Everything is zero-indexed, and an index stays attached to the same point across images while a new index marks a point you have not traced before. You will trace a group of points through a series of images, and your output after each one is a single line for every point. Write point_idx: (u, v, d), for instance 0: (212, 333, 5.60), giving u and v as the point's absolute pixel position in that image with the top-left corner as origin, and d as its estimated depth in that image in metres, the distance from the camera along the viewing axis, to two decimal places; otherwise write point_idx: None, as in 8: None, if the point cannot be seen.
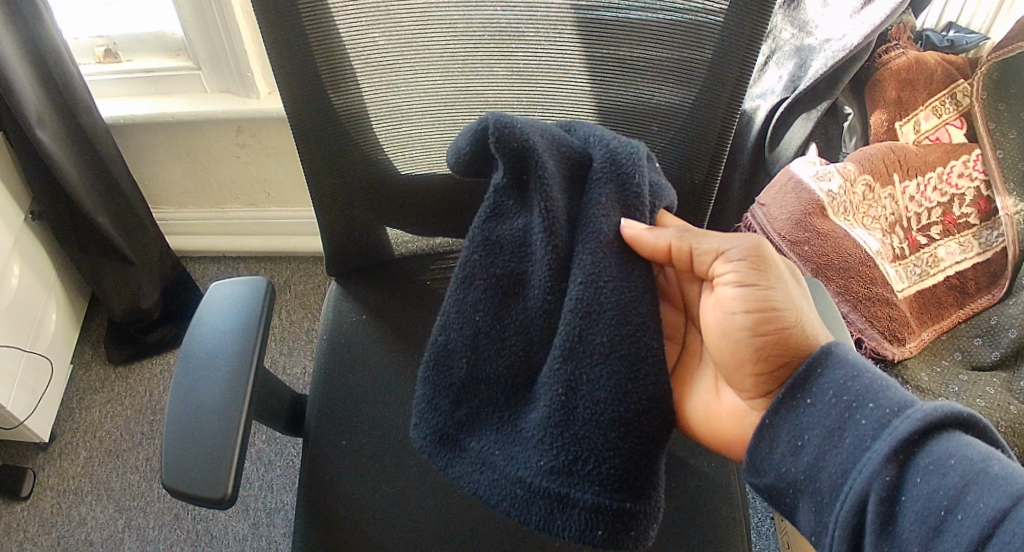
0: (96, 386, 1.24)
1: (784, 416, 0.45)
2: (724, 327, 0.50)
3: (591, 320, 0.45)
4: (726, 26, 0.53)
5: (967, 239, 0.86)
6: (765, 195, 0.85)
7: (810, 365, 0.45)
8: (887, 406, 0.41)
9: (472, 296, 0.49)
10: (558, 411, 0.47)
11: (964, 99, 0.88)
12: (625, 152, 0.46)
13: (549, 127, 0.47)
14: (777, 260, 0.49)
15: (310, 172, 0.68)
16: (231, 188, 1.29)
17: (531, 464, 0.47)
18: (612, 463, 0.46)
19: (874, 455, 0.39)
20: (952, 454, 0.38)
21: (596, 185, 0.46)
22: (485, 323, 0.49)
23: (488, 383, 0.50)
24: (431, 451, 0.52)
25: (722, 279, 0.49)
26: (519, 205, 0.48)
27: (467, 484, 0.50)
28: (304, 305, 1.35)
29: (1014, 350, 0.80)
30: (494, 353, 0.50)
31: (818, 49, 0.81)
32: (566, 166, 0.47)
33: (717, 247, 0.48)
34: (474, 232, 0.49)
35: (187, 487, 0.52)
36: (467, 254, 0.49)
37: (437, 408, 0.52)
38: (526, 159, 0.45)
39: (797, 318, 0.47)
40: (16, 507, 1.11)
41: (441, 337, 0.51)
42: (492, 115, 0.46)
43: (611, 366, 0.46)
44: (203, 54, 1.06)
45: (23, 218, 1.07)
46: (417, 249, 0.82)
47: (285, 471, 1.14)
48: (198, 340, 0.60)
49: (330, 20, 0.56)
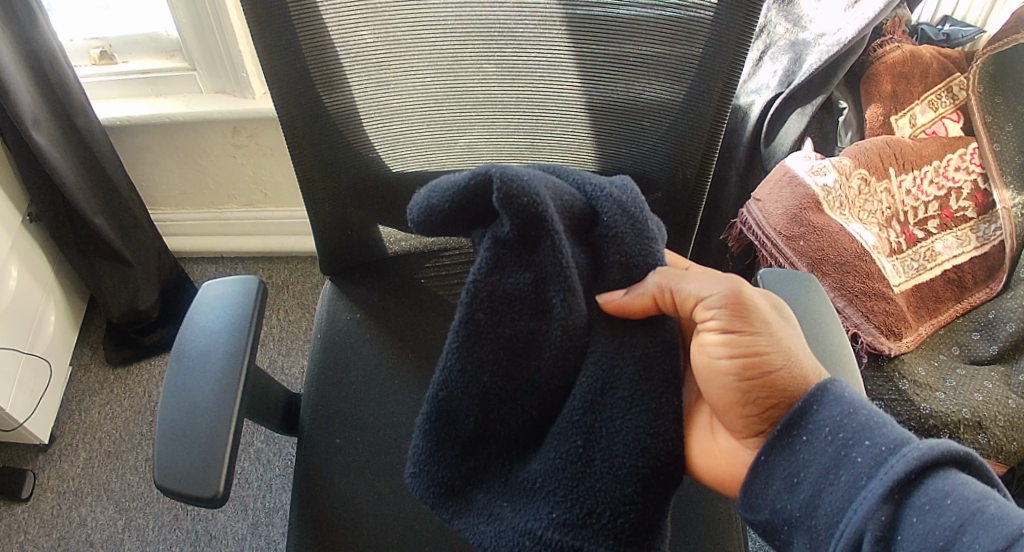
0: (95, 387, 1.24)
1: (779, 453, 0.44)
2: (710, 371, 0.48)
3: (614, 375, 0.45)
4: (715, 21, 0.53)
5: (965, 233, 0.86)
6: (760, 190, 0.83)
7: (805, 402, 0.44)
8: (883, 444, 0.40)
9: (478, 355, 0.46)
10: (574, 463, 0.46)
11: (961, 92, 0.87)
12: (629, 197, 0.46)
13: (546, 176, 0.45)
14: (761, 302, 0.48)
15: (303, 175, 0.68)
16: (228, 189, 1.29)
17: (542, 515, 0.47)
18: (627, 518, 0.45)
19: (870, 494, 0.39)
20: (947, 495, 0.38)
21: (614, 239, 0.45)
22: (494, 384, 0.47)
23: (499, 437, 0.50)
24: (433, 504, 0.51)
25: (706, 325, 0.47)
26: (524, 263, 0.44)
27: (472, 536, 0.50)
28: (302, 305, 1.35)
29: (1013, 344, 0.80)
30: (502, 410, 0.49)
31: (813, 44, 0.81)
32: (571, 218, 0.45)
33: (697, 293, 0.46)
34: (473, 287, 0.45)
35: (178, 485, 0.52)
36: (467, 312, 0.46)
37: (439, 460, 0.50)
38: (540, 217, 0.42)
39: (784, 360, 0.46)
40: (16, 509, 1.11)
41: (441, 393, 0.48)
42: (495, 167, 0.41)
43: (634, 421, 0.45)
44: (198, 55, 1.06)
45: (21, 220, 1.07)
46: (410, 247, 0.82)
47: (284, 470, 1.14)
48: (190, 338, 0.60)
49: (319, 19, 0.56)
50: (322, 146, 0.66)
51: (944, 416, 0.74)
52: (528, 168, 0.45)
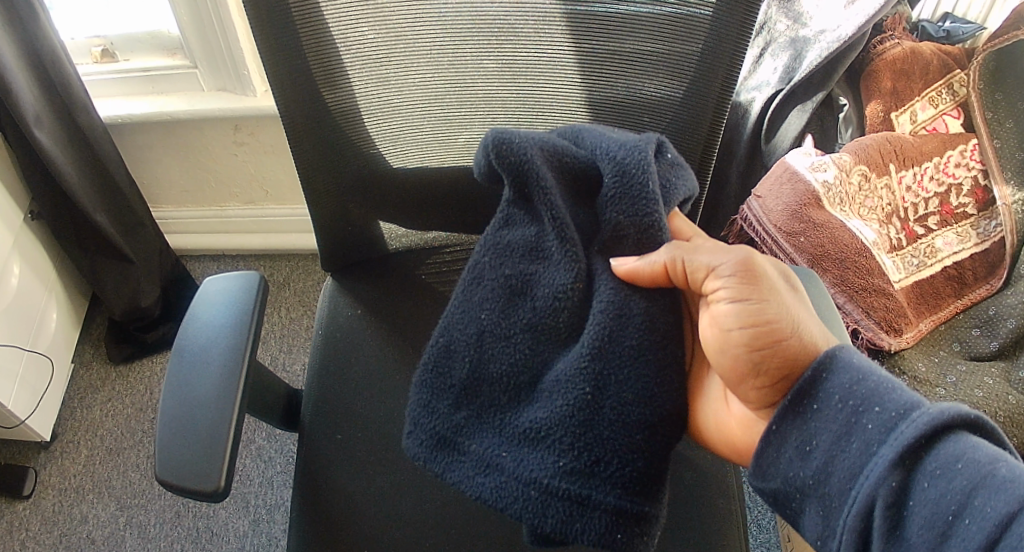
0: (97, 384, 1.25)
1: (792, 422, 0.43)
2: (720, 342, 0.48)
3: (622, 323, 0.46)
4: (715, 19, 0.53)
5: (964, 229, 0.85)
6: (761, 187, 0.84)
7: (814, 372, 0.43)
8: (893, 408, 0.40)
9: (479, 295, 0.51)
10: (581, 410, 0.46)
11: (961, 89, 0.87)
12: (633, 159, 0.46)
13: (551, 138, 0.50)
14: (770, 270, 0.48)
15: (300, 162, 0.67)
16: (230, 186, 1.30)
17: (547, 464, 0.46)
18: (634, 466, 0.45)
19: (881, 460, 0.39)
20: (959, 458, 0.37)
21: (611, 200, 0.47)
22: (491, 321, 0.50)
23: (491, 382, 0.50)
24: (426, 457, 0.51)
25: (716, 296, 0.47)
26: (529, 217, 0.51)
27: (469, 487, 0.49)
28: (303, 302, 1.36)
29: (1013, 340, 0.79)
30: (497, 351, 0.50)
31: (813, 40, 0.81)
32: (570, 176, 0.50)
33: (707, 263, 0.46)
34: (487, 238, 0.52)
35: (176, 480, 0.52)
36: (478, 257, 0.52)
37: (435, 411, 0.51)
38: (525, 173, 0.48)
39: (794, 327, 0.45)
40: (17, 506, 1.11)
41: (443, 338, 0.52)
42: (490, 133, 0.49)
43: (642, 369, 0.45)
44: (200, 54, 1.06)
45: (23, 218, 1.07)
46: (412, 243, 0.82)
47: (285, 468, 1.14)
48: (193, 333, 0.61)
49: (320, 16, 0.57)
50: (322, 143, 0.66)
51: None
52: (535, 132, 0.51)
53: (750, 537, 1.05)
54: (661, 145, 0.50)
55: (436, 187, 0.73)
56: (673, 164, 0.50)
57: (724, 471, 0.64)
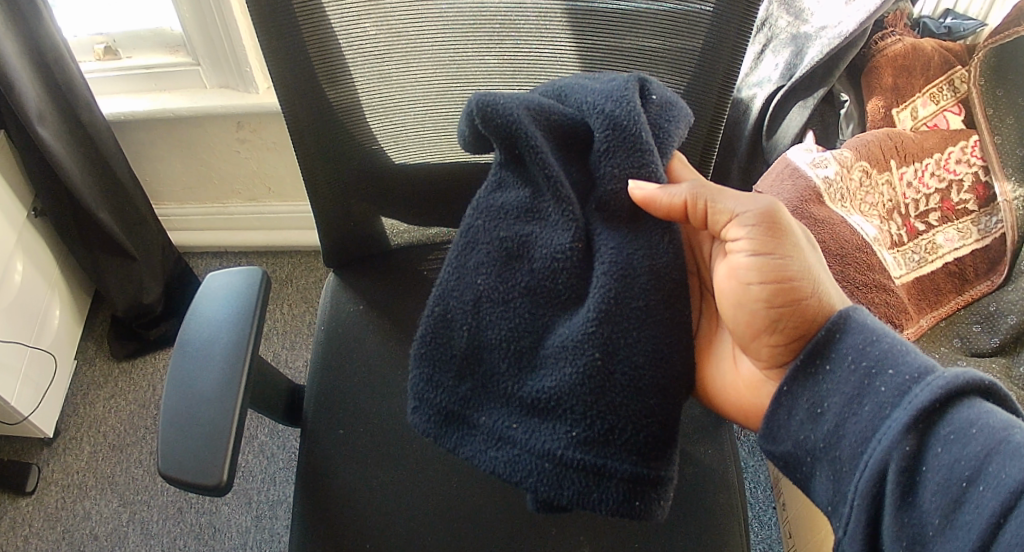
0: (99, 381, 1.25)
1: (803, 384, 0.44)
2: (738, 297, 0.49)
3: (628, 285, 0.46)
4: (715, 15, 0.53)
5: (966, 226, 0.84)
6: (763, 183, 0.84)
7: (831, 328, 0.44)
8: (906, 373, 0.40)
9: (474, 260, 0.51)
10: (592, 378, 0.46)
11: (962, 85, 0.87)
12: (623, 111, 0.47)
13: (537, 98, 0.50)
14: (794, 226, 0.48)
15: (305, 161, 0.68)
16: (233, 184, 1.30)
17: (560, 435, 0.47)
18: (649, 432, 0.46)
19: (895, 424, 0.38)
20: (974, 423, 0.37)
21: (606, 155, 0.48)
22: (488, 286, 0.50)
23: (491, 349, 0.50)
24: (436, 433, 0.51)
25: (735, 246, 0.48)
26: (521, 181, 0.51)
27: (481, 462, 0.49)
28: (305, 298, 1.36)
29: (1014, 336, 0.80)
30: (497, 316, 0.50)
31: (815, 37, 0.80)
32: (558, 137, 0.50)
33: (732, 209, 0.47)
34: (478, 202, 0.53)
35: (180, 474, 0.52)
36: (471, 221, 0.52)
37: (438, 385, 0.51)
38: (515, 135, 0.48)
39: (813, 288, 0.46)
40: (21, 502, 1.12)
41: (439, 308, 0.51)
42: (475, 97, 0.48)
43: (650, 331, 0.46)
44: (203, 52, 1.07)
45: (25, 214, 1.07)
46: (413, 239, 0.83)
47: (287, 464, 1.15)
48: (196, 328, 0.61)
49: (323, 15, 0.57)
50: (326, 141, 0.66)
51: None
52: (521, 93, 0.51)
53: (751, 533, 1.05)
54: (645, 86, 0.50)
55: (448, 180, 0.73)
56: (662, 104, 0.50)
57: (724, 462, 0.64)
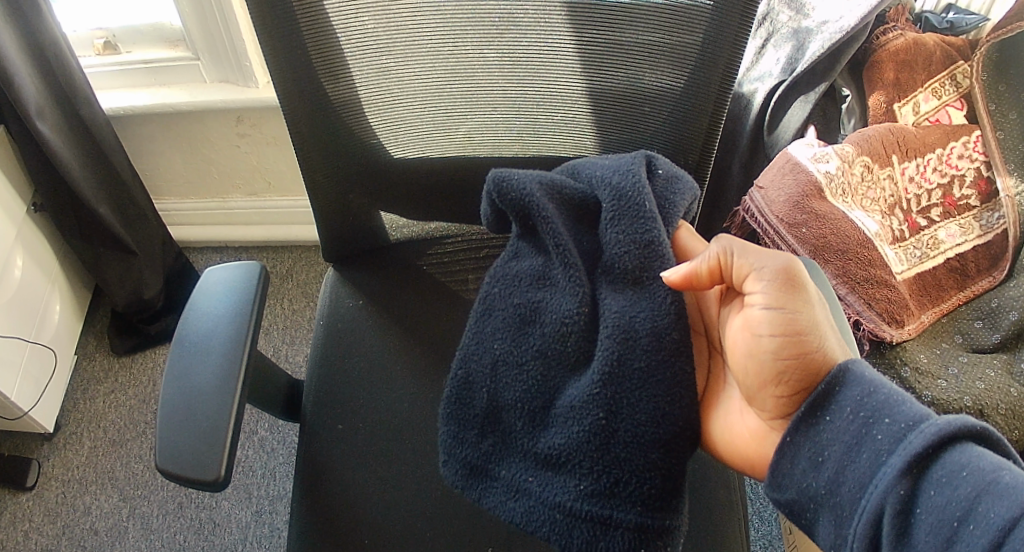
0: (100, 376, 1.25)
1: (805, 434, 0.43)
2: (750, 348, 0.47)
3: (630, 346, 0.47)
4: (715, 9, 0.52)
5: (967, 221, 0.84)
6: (764, 178, 0.84)
7: (830, 383, 0.43)
8: (902, 421, 0.40)
9: (492, 325, 0.53)
10: (597, 436, 0.47)
11: (964, 80, 0.86)
12: (630, 183, 0.50)
13: (549, 175, 0.53)
14: (810, 284, 0.46)
15: (305, 158, 0.68)
16: (234, 179, 1.30)
17: (569, 488, 0.47)
18: (652, 484, 0.45)
19: (889, 470, 0.38)
20: (965, 466, 0.37)
21: (612, 223, 0.49)
22: (503, 350, 0.52)
23: (508, 410, 0.51)
24: (462, 485, 0.53)
25: (750, 299, 0.46)
26: (536, 251, 0.54)
27: (503, 512, 0.50)
28: (306, 294, 1.36)
29: (1015, 333, 0.78)
30: (512, 378, 0.51)
31: (815, 31, 0.79)
32: (569, 208, 0.52)
33: (751, 264, 0.46)
34: (497, 270, 0.55)
35: (178, 469, 0.52)
36: (489, 288, 0.54)
37: (463, 441, 0.52)
38: (527, 207, 0.51)
39: (820, 343, 0.45)
40: (21, 498, 1.12)
41: (461, 371, 0.53)
42: (493, 173, 0.52)
43: (651, 390, 0.46)
44: (202, 45, 1.06)
45: (24, 210, 1.07)
46: (412, 234, 0.82)
47: (287, 459, 1.15)
48: (195, 322, 0.61)
49: (322, 10, 0.57)
50: (330, 137, 0.66)
51: (944, 404, 0.74)
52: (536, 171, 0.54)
53: (751, 529, 1.05)
54: (652, 162, 0.53)
55: (451, 169, 0.72)
56: (667, 178, 0.52)
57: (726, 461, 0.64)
